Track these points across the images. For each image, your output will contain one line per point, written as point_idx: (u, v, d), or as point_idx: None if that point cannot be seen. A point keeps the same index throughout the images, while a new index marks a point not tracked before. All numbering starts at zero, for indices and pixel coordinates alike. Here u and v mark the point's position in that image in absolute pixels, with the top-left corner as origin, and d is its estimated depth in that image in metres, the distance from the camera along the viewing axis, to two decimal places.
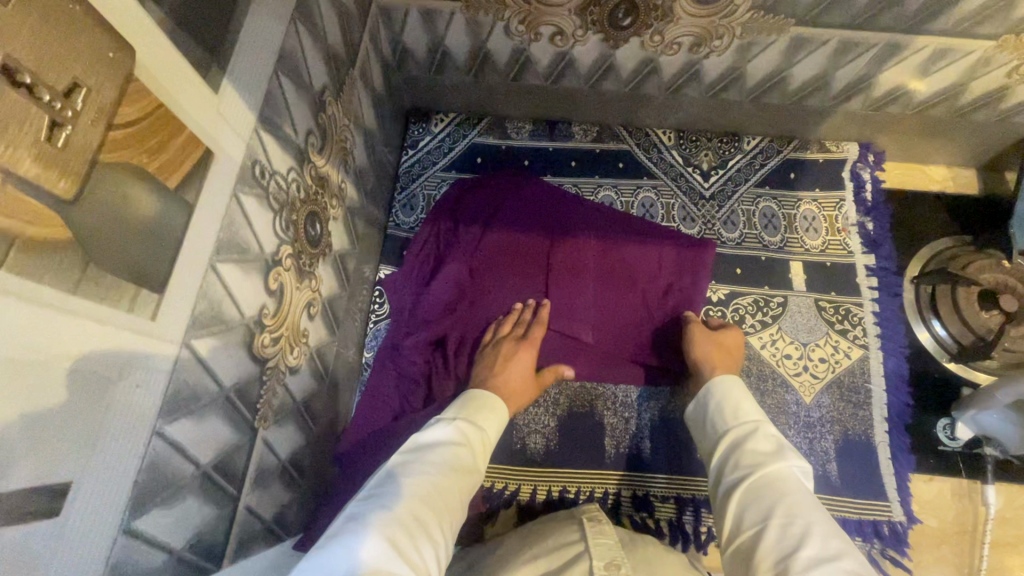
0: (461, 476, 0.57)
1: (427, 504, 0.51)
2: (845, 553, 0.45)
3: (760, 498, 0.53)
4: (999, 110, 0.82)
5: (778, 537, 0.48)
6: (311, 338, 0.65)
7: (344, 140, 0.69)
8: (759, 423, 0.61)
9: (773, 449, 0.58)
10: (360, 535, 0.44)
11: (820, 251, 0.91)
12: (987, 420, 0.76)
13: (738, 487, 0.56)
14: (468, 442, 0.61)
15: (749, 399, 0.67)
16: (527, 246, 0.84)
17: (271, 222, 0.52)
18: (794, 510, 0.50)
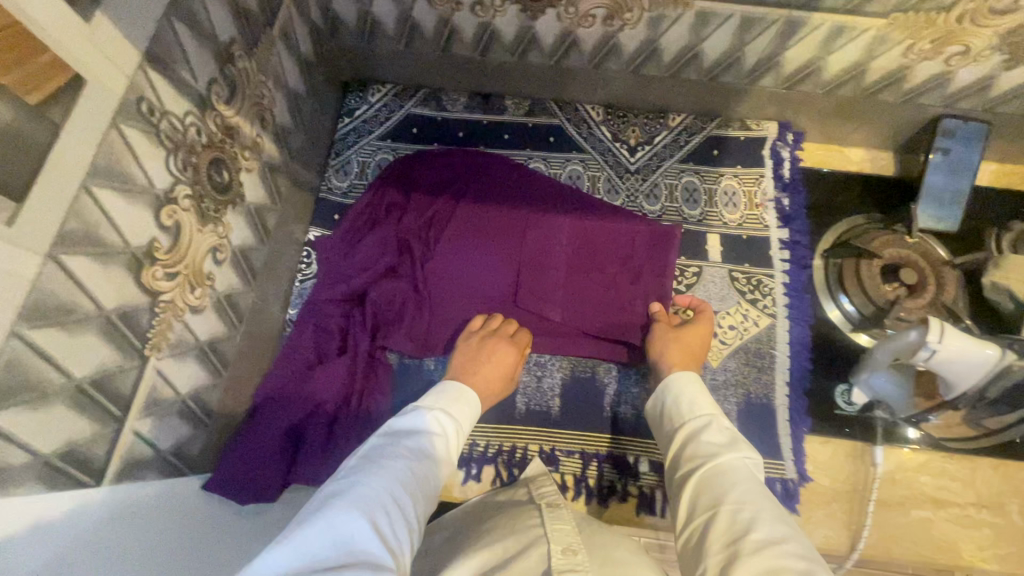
0: (441, 462, 0.61)
1: (411, 487, 0.55)
2: (794, 539, 0.48)
3: (715, 485, 0.55)
4: (903, 90, 0.86)
5: (729, 524, 0.51)
6: (219, 283, 0.68)
7: (261, 96, 0.71)
8: (714, 416, 0.63)
9: (729, 440, 0.60)
10: (346, 512, 0.48)
11: (736, 224, 0.94)
12: (878, 382, 0.79)
13: (693, 479, 0.57)
14: (450, 431, 0.65)
15: (702, 391, 0.68)
16: (464, 218, 0.89)
17: (165, 160, 0.55)
18: (745, 499, 0.52)
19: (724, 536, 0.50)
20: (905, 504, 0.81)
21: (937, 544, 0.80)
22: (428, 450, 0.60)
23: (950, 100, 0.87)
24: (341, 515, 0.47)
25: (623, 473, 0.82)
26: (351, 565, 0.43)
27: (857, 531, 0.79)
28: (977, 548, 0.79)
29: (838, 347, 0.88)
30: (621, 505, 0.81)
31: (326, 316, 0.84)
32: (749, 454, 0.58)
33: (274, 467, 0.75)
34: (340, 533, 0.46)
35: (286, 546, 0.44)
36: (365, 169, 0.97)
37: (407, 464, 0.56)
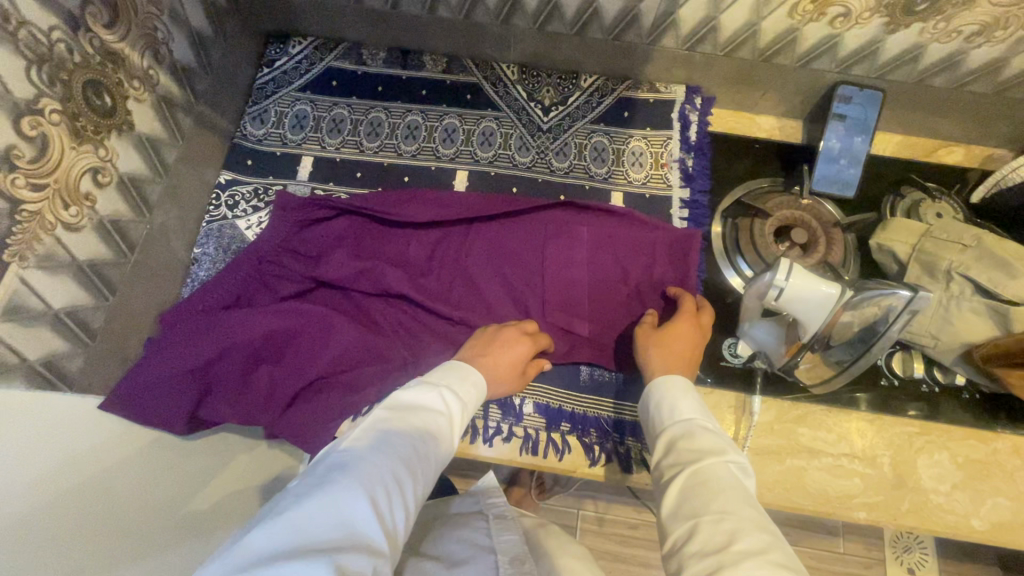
0: (442, 442, 0.61)
1: (413, 468, 0.55)
2: (773, 548, 0.50)
3: (700, 492, 0.56)
4: (797, 54, 0.88)
5: (714, 531, 0.52)
6: (101, 205, 0.70)
7: (153, 28, 0.73)
8: (695, 418, 0.65)
9: (714, 445, 0.61)
10: (350, 490, 0.49)
11: (641, 183, 0.96)
12: (757, 332, 0.82)
13: (678, 487, 0.59)
14: (454, 409, 0.64)
15: (689, 394, 0.69)
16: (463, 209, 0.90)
17: (25, 70, 0.57)
18: (727, 506, 0.54)
19: (710, 545, 0.51)
20: (781, 453, 0.83)
21: (810, 493, 0.80)
22: (432, 428, 0.60)
23: (843, 65, 0.89)
24: (342, 494, 0.48)
25: (508, 414, 0.84)
26: (346, 548, 0.45)
27: None
28: (847, 496, 0.80)
29: (728, 303, 0.90)
30: (504, 445, 0.82)
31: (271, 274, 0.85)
32: (737, 459, 0.60)
33: (177, 403, 0.74)
34: (340, 512, 0.47)
35: (286, 518, 0.46)
36: (282, 118, 0.99)
37: (409, 444, 0.57)
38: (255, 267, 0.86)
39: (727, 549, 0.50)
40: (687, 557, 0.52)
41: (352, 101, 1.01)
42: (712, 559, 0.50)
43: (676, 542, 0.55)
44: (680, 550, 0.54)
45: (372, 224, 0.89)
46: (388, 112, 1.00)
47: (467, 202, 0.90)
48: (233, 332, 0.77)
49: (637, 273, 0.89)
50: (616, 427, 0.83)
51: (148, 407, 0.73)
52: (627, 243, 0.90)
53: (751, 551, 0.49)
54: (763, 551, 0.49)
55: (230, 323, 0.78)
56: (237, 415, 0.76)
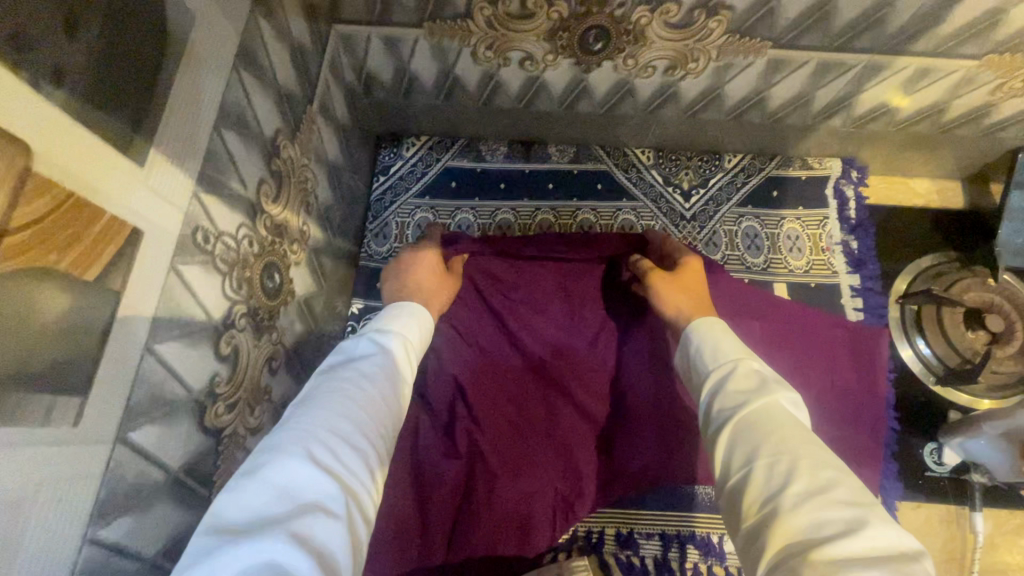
0: (391, 382, 0.51)
1: (368, 413, 0.46)
2: (843, 484, 0.38)
3: (743, 430, 0.44)
4: (983, 126, 0.80)
5: (768, 476, 0.40)
6: (275, 391, 0.62)
7: (304, 180, 0.65)
8: (740, 359, 0.50)
9: (762, 381, 0.47)
10: (284, 458, 0.39)
11: (804, 272, 0.89)
12: (975, 447, 0.75)
13: (725, 438, 0.44)
14: (393, 349, 0.54)
15: (729, 332, 0.55)
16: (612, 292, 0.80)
17: (222, 285, 0.49)
18: (783, 444, 0.41)
19: (766, 492, 0.39)
20: (1009, 572, 0.76)
21: None
22: (366, 370, 0.50)
23: None
24: (280, 466, 0.38)
25: (708, 554, 0.76)
26: (298, 518, 0.35)
27: None
28: None
29: (923, 403, 0.83)
30: None
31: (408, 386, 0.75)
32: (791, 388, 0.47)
33: None
34: (280, 483, 0.37)
35: (221, 514, 0.35)
36: (404, 231, 0.91)
37: (346, 394, 0.46)
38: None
39: (781, 500, 0.38)
40: (744, 511, 0.40)
41: (476, 203, 0.93)
42: (770, 509, 0.38)
43: (728, 500, 0.42)
44: (734, 504, 0.41)
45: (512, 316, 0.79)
46: (516, 212, 0.92)
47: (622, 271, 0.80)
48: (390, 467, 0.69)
49: (823, 373, 0.80)
50: (699, 544, 0.77)
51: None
52: (812, 338, 0.82)
53: (815, 489, 0.38)
54: (824, 489, 0.37)
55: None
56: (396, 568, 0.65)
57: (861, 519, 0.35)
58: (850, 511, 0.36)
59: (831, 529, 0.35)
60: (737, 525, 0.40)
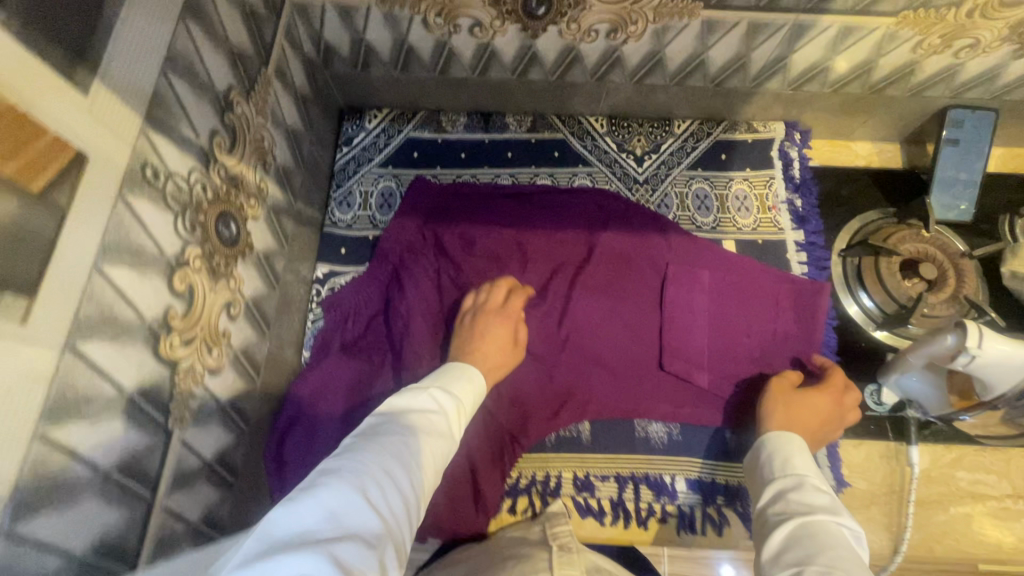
0: (442, 434, 0.56)
1: (417, 466, 0.51)
2: None
3: (799, 535, 0.54)
4: (911, 85, 0.85)
5: (820, 554, 0.50)
6: (235, 338, 0.65)
7: (261, 140, 0.68)
8: (806, 477, 0.61)
9: (833, 502, 0.57)
10: (342, 487, 0.45)
11: (751, 229, 0.93)
12: (909, 384, 0.79)
13: (787, 527, 0.55)
14: (450, 408, 0.60)
15: (804, 453, 0.66)
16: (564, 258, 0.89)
17: (174, 224, 0.52)
18: (835, 560, 0.49)
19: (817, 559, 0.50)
20: (944, 500, 0.81)
21: (980, 540, 0.78)
22: (429, 424, 0.56)
23: (958, 90, 0.86)
24: (333, 493, 0.44)
25: (661, 493, 0.80)
26: (344, 542, 0.40)
27: (899, 533, 0.79)
28: (1018, 540, 0.78)
29: (861, 349, 0.88)
30: (659, 526, 0.79)
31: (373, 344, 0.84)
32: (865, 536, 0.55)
33: None
34: (331, 506, 0.43)
35: (278, 523, 0.41)
36: (368, 199, 0.94)
37: (402, 437, 0.52)
38: (351, 312, 0.84)
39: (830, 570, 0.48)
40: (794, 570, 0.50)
41: (438, 171, 0.96)
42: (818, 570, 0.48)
43: (776, 552, 0.54)
44: (784, 559, 0.52)
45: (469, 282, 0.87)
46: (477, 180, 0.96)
47: (561, 229, 0.90)
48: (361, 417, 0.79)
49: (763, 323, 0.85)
50: (653, 485, 0.80)
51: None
52: (754, 291, 0.86)
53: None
54: None
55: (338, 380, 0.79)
56: None
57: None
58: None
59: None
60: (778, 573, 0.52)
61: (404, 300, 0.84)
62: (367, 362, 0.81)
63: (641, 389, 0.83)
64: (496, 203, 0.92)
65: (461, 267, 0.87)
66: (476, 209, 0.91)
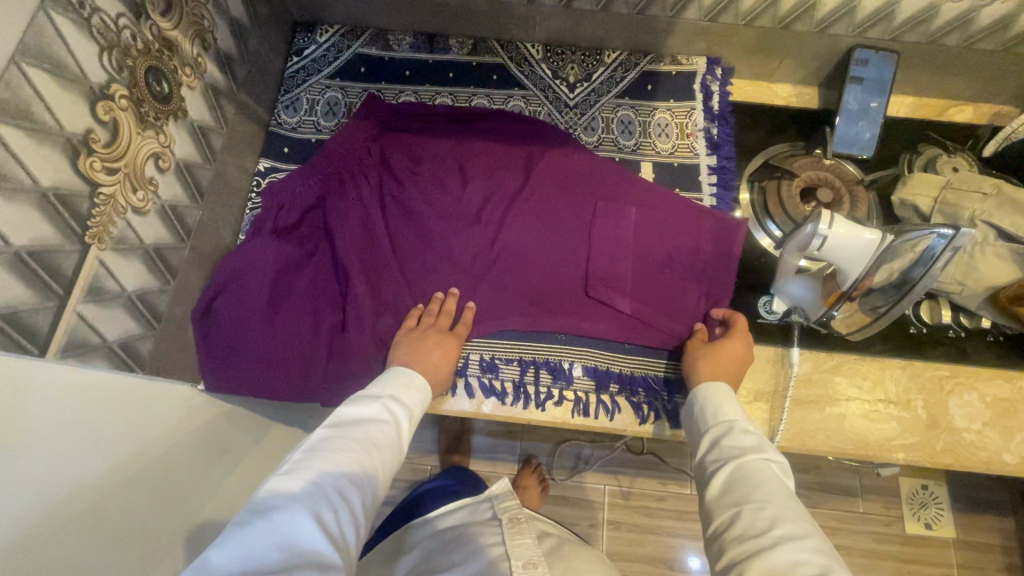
0: (384, 451, 0.66)
1: (356, 475, 0.62)
2: (814, 535, 0.54)
3: (736, 478, 0.62)
4: (816, 20, 0.92)
5: (757, 494, 0.59)
6: (162, 190, 0.71)
7: (200, 17, 0.75)
8: (735, 422, 0.69)
9: (761, 442, 0.66)
10: (294, 511, 0.54)
11: (669, 153, 1.00)
12: (793, 289, 0.86)
13: (723, 471, 0.63)
14: (400, 419, 0.71)
15: (733, 399, 0.73)
16: (504, 184, 0.95)
17: (98, 55, 0.58)
18: (767, 498, 0.58)
19: (754, 498, 0.58)
20: (822, 402, 0.87)
21: (850, 437, 0.85)
22: (379, 435, 0.67)
23: (859, 29, 0.93)
24: (284, 523, 0.53)
25: (558, 378, 0.86)
26: (295, 562, 0.51)
27: (777, 427, 0.86)
28: (886, 439, 0.85)
29: (759, 263, 0.94)
30: (556, 408, 0.86)
31: (306, 238, 0.90)
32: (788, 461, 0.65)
33: (242, 372, 0.83)
34: (284, 531, 0.53)
35: (231, 549, 0.50)
36: (314, 106, 1.01)
37: (357, 459, 0.63)
38: (287, 203, 0.90)
39: (765, 506, 0.57)
40: (733, 508, 0.59)
41: (382, 85, 1.03)
42: (755, 508, 0.57)
43: (717, 491, 0.62)
44: (726, 498, 0.61)
45: (411, 198, 0.93)
46: (418, 95, 1.03)
47: (500, 153, 0.97)
48: (289, 306, 0.86)
49: (681, 255, 0.92)
50: (553, 371, 0.87)
51: (224, 360, 0.83)
52: (676, 229, 0.93)
53: (790, 512, 0.56)
54: (801, 536, 0.53)
55: (267, 257, 0.85)
56: (277, 379, 0.83)
57: (809, 534, 0.54)
58: (805, 526, 0.55)
59: (792, 532, 0.54)
60: (719, 510, 0.60)
61: (342, 203, 0.90)
62: (299, 249, 0.88)
63: (562, 301, 0.90)
64: (441, 122, 0.99)
65: (405, 182, 0.94)
66: (420, 128, 0.98)
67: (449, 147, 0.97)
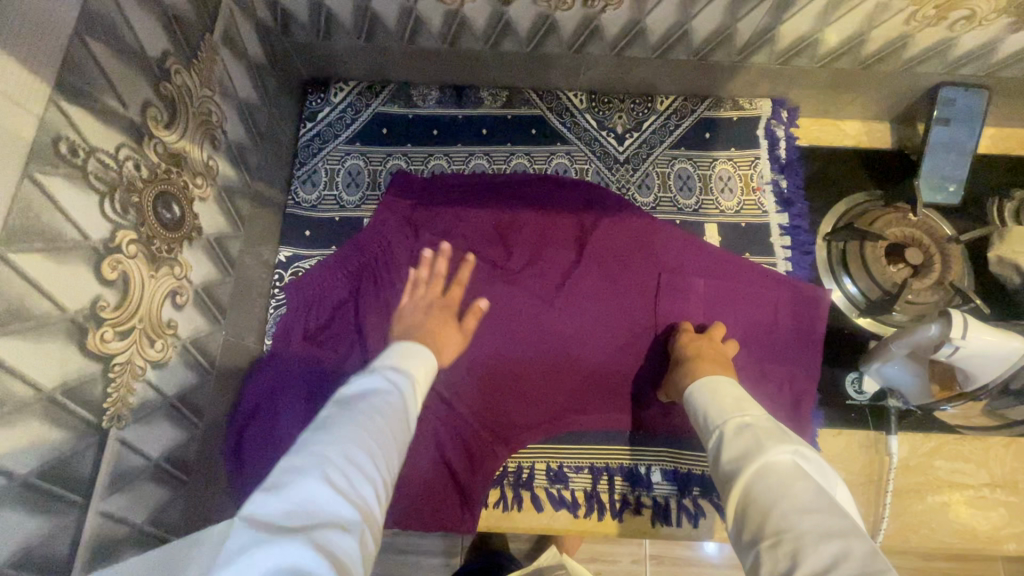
0: (395, 401, 0.55)
1: (374, 429, 0.50)
2: (853, 555, 0.40)
3: (744, 505, 0.49)
4: (904, 59, 0.81)
5: (768, 521, 0.45)
6: (182, 327, 0.61)
7: (207, 112, 0.63)
8: (722, 426, 0.57)
9: (755, 440, 0.53)
10: (308, 476, 0.43)
11: (734, 212, 0.90)
12: (890, 373, 0.73)
13: (732, 499, 0.51)
14: (409, 378, 0.58)
15: (717, 391, 0.63)
16: (554, 257, 0.85)
17: (99, 205, 0.47)
18: (783, 523, 0.45)
19: (767, 528, 0.45)
20: (921, 490, 0.80)
21: (957, 530, 0.78)
22: (388, 394, 0.55)
23: (951, 67, 0.82)
24: (311, 493, 0.42)
25: (636, 484, 0.79)
26: (318, 530, 0.40)
27: (877, 522, 0.78)
28: (994, 529, 0.78)
29: (843, 333, 0.85)
30: (634, 519, 0.78)
31: (339, 338, 0.79)
32: (802, 449, 0.51)
33: None
34: (300, 499, 0.42)
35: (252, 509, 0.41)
36: (334, 178, 0.89)
37: (371, 418, 0.51)
38: (318, 301, 0.81)
39: (780, 537, 0.44)
40: (753, 547, 0.46)
41: (408, 149, 0.91)
42: (772, 541, 0.44)
43: (735, 524, 0.49)
44: (745, 530, 0.48)
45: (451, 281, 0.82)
46: (450, 158, 0.91)
47: (549, 223, 0.87)
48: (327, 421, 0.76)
49: (764, 332, 0.83)
50: (628, 477, 0.79)
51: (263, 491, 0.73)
52: (752, 302, 0.84)
53: (809, 531, 0.43)
54: (833, 566, 0.40)
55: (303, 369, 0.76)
56: None
57: (847, 551, 0.41)
58: (839, 545, 0.41)
59: (824, 558, 0.41)
60: (744, 548, 0.47)
61: (377, 300, 0.80)
62: (334, 355, 0.78)
63: (629, 397, 0.80)
64: (481, 193, 0.88)
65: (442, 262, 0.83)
66: (457, 199, 0.87)
67: (487, 219, 0.86)
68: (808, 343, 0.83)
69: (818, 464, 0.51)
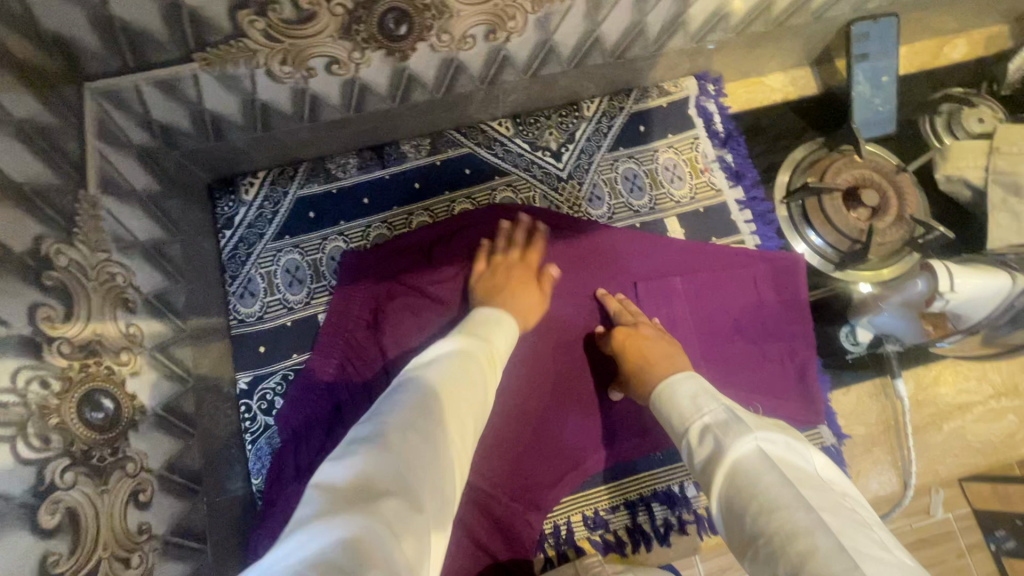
0: (469, 381, 0.47)
1: (443, 412, 0.43)
2: (815, 550, 0.37)
3: (723, 504, 0.45)
4: (813, 9, 0.80)
5: (745, 528, 0.42)
6: (155, 525, 0.53)
7: (111, 276, 0.55)
8: (688, 426, 0.52)
9: (717, 440, 0.48)
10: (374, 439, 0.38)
11: (689, 199, 0.88)
12: (881, 322, 0.75)
13: (713, 498, 0.46)
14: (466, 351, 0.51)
15: (676, 386, 0.57)
16: None
17: (13, 453, 0.40)
18: (757, 526, 0.41)
19: (746, 532, 0.42)
20: (937, 421, 0.82)
21: (976, 449, 0.81)
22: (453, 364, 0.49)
23: (857, 4, 0.82)
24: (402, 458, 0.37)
25: (675, 505, 0.77)
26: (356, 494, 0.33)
27: (905, 466, 0.79)
28: (1009, 437, 0.81)
29: (828, 293, 0.86)
30: (682, 538, 0.77)
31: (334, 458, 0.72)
32: (763, 434, 0.46)
33: None
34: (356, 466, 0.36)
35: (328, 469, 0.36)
36: (272, 281, 0.82)
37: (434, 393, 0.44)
38: (302, 428, 0.74)
39: (757, 544, 0.40)
40: (744, 551, 0.42)
41: (342, 227, 0.84)
42: (753, 549, 0.41)
43: (725, 523, 0.45)
44: (733, 533, 0.44)
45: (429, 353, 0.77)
46: (390, 224, 0.85)
47: None
48: None
49: (753, 312, 0.82)
50: (665, 501, 0.78)
51: None
52: (732, 286, 0.82)
53: (778, 533, 0.39)
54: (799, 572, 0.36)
55: None
56: None
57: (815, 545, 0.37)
58: (803, 541, 0.37)
59: (792, 560, 0.37)
60: (738, 549, 0.43)
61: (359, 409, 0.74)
62: None
63: (634, 429, 0.78)
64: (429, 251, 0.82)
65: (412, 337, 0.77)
66: (406, 266, 0.80)
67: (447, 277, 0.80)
68: (798, 311, 0.82)
69: (785, 442, 0.46)
